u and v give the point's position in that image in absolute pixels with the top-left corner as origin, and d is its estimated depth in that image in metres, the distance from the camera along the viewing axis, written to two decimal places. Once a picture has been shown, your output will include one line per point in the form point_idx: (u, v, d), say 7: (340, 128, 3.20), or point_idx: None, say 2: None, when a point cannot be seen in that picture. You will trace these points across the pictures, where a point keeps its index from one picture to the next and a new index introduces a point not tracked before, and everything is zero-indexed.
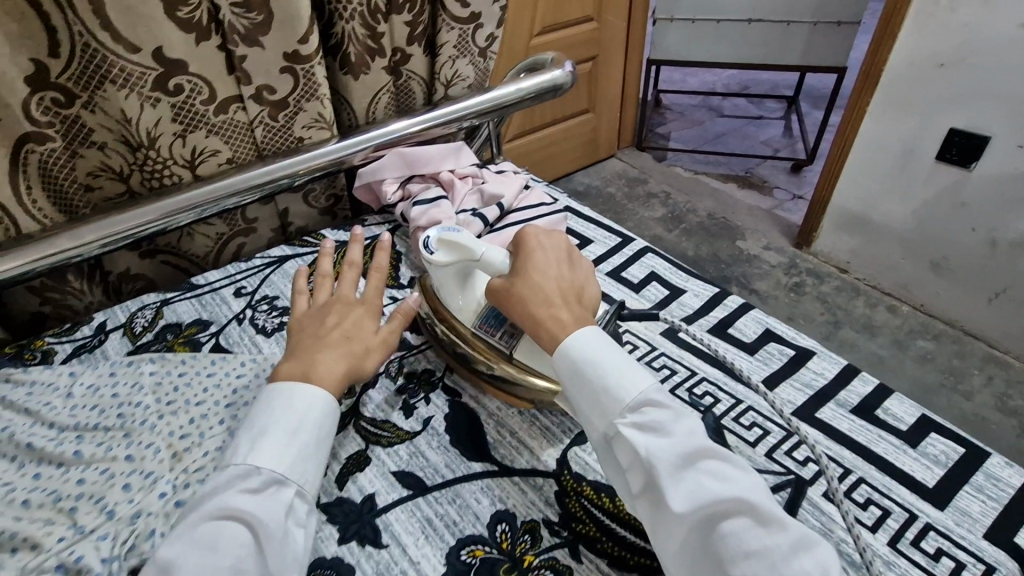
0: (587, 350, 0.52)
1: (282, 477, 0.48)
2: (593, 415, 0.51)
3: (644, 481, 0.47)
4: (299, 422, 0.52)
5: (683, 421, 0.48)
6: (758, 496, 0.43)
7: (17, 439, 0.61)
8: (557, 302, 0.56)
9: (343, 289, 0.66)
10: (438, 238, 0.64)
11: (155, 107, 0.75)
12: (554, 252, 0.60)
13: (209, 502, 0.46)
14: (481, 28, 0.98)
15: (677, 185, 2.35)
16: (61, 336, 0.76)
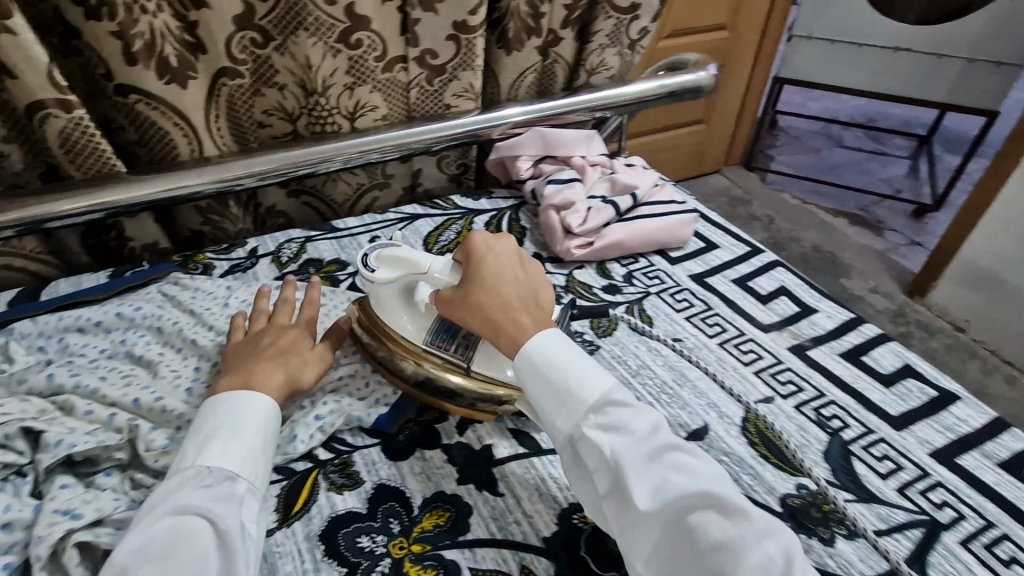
0: (550, 354, 0.51)
1: (232, 474, 0.46)
2: (554, 417, 0.49)
3: (611, 480, 0.45)
4: (248, 425, 0.49)
5: (647, 417, 0.47)
6: (726, 490, 0.42)
7: (184, 334, 0.66)
8: (519, 305, 0.54)
9: (276, 316, 0.63)
10: (375, 254, 0.60)
11: (334, 58, 0.81)
12: (503, 253, 0.58)
13: (164, 502, 0.43)
14: (636, 20, 0.98)
15: (785, 211, 2.24)
16: (219, 253, 0.84)
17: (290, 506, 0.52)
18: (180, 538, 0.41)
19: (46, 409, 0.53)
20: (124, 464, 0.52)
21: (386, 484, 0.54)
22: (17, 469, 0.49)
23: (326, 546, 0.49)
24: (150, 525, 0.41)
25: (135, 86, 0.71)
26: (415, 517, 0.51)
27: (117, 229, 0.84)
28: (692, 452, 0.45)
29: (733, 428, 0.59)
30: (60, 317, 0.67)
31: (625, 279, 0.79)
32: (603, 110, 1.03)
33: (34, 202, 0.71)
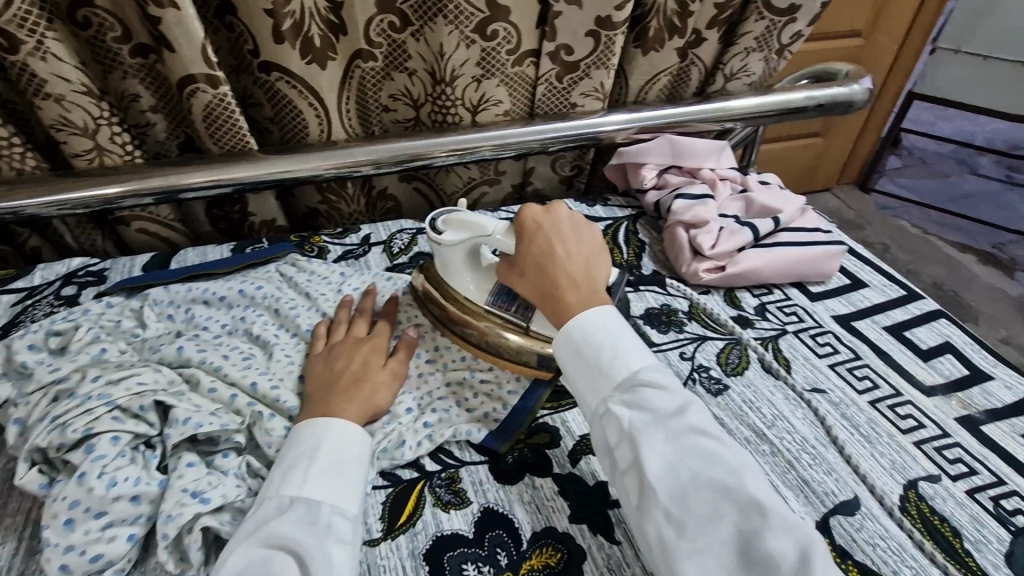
0: (589, 329, 0.49)
1: (316, 505, 0.44)
2: (585, 391, 0.48)
3: (626, 458, 0.43)
4: (329, 451, 0.47)
5: (675, 397, 0.44)
6: (745, 482, 0.39)
7: (299, 318, 0.66)
8: (565, 280, 0.53)
9: (351, 329, 0.61)
10: (440, 218, 0.60)
11: (467, 48, 0.78)
12: (554, 224, 0.56)
13: (253, 536, 0.42)
14: (793, 24, 0.89)
15: (907, 242, 2.02)
16: (334, 237, 0.84)
17: (395, 517, 0.50)
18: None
19: (174, 381, 0.54)
20: (240, 447, 0.52)
21: (493, 509, 0.51)
22: (145, 440, 0.49)
23: (432, 569, 0.46)
24: (241, 558, 0.40)
25: (278, 64, 0.72)
26: (524, 553, 0.48)
27: (242, 203, 0.86)
28: (716, 437, 0.42)
29: (890, 507, 0.51)
30: (189, 288, 0.68)
31: (756, 312, 0.71)
32: (735, 121, 0.94)
33: (174, 171, 0.74)
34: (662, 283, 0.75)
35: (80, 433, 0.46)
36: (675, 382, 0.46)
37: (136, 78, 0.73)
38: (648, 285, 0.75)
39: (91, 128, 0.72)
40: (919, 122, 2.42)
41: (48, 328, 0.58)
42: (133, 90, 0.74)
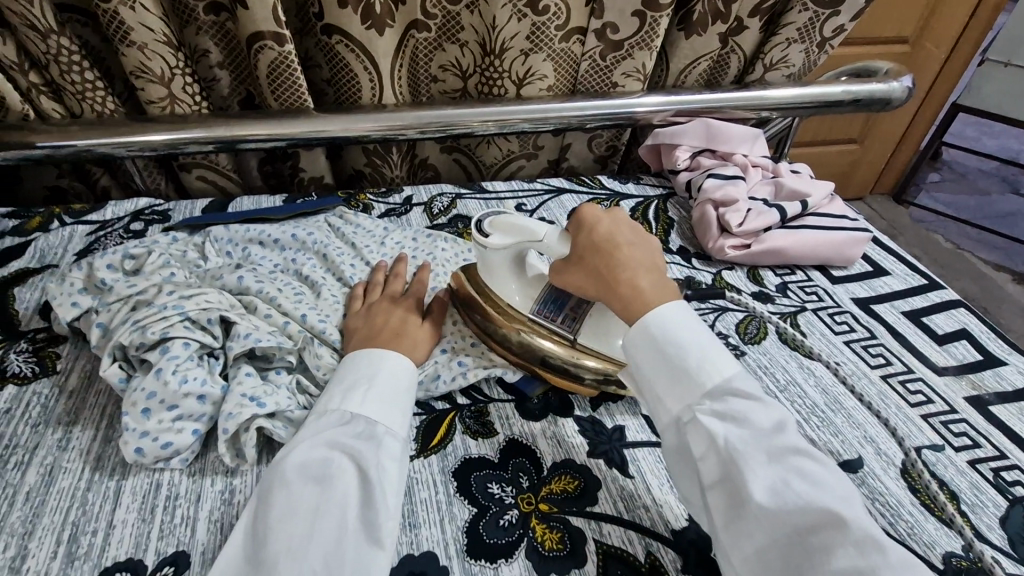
0: (674, 329, 0.48)
1: (372, 423, 0.48)
2: (666, 396, 0.47)
3: (720, 471, 0.42)
4: (385, 379, 0.51)
5: (770, 414, 0.44)
6: (856, 514, 0.39)
7: (345, 263, 0.71)
8: (639, 271, 0.52)
9: (387, 293, 0.63)
10: (490, 221, 0.59)
11: (518, 22, 0.82)
12: (616, 221, 0.55)
13: (316, 438, 0.46)
14: (836, 17, 0.90)
15: (937, 253, 2.00)
16: (378, 197, 0.88)
17: (428, 440, 0.54)
18: (329, 473, 0.44)
19: (235, 305, 0.59)
20: (291, 367, 0.57)
21: (517, 440, 0.55)
22: (210, 350, 0.55)
23: (458, 483, 0.51)
24: (305, 451, 0.45)
25: (340, 28, 0.77)
26: (544, 479, 0.52)
27: (294, 159, 0.91)
28: (814, 460, 0.42)
29: (892, 469, 0.54)
30: (247, 229, 0.73)
31: (778, 289, 0.74)
32: (774, 110, 0.96)
33: (235, 123, 0.79)
34: (688, 257, 0.78)
35: (158, 335, 0.52)
36: (765, 397, 0.46)
37: (207, 33, 0.79)
38: (674, 259, 0.78)
39: (167, 77, 0.78)
40: (960, 135, 2.38)
41: (124, 251, 0.63)
42: (205, 45, 0.80)
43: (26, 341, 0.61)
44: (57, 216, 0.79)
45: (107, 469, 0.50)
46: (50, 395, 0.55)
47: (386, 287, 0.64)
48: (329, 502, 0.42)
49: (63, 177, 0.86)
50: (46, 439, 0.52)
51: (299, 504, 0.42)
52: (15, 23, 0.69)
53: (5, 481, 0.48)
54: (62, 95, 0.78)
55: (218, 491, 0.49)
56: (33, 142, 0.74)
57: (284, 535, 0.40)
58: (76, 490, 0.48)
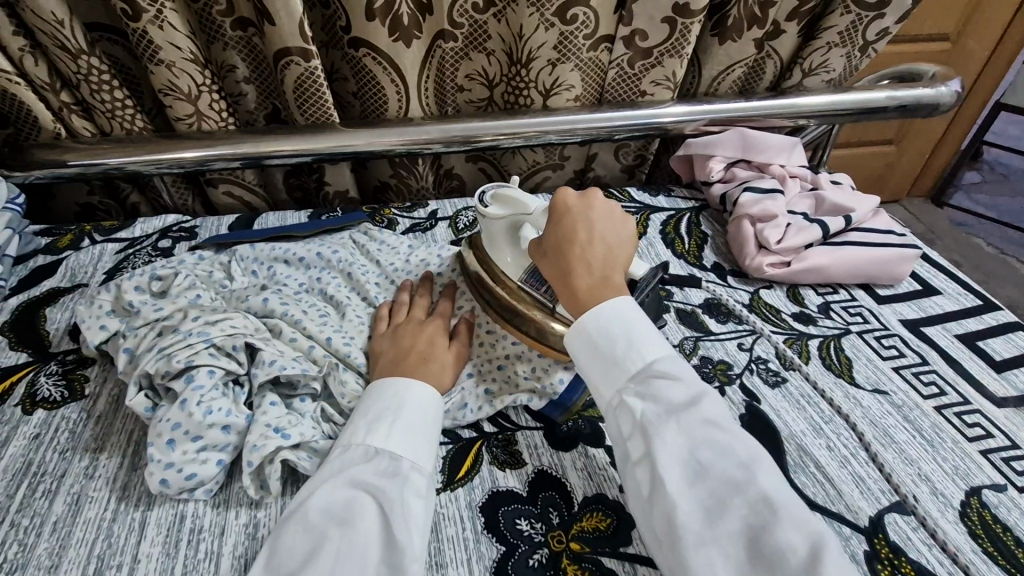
0: (606, 320, 0.49)
1: (397, 457, 0.47)
2: (599, 380, 0.48)
3: (636, 447, 0.44)
4: (410, 411, 0.50)
5: (688, 388, 0.44)
6: (753, 479, 0.40)
7: (369, 283, 0.70)
8: (585, 267, 0.52)
9: (412, 311, 0.62)
10: (489, 194, 0.62)
11: (547, 31, 0.80)
12: (578, 210, 0.55)
13: (339, 477, 0.45)
14: (879, 19, 0.86)
15: (981, 260, 1.91)
16: (403, 211, 0.87)
17: (454, 471, 0.53)
18: (352, 514, 0.42)
19: (259, 329, 0.59)
20: (316, 393, 0.56)
21: (546, 472, 0.53)
22: (235, 377, 0.54)
23: (486, 520, 0.49)
24: (328, 493, 0.43)
25: (368, 40, 0.76)
26: (575, 515, 0.50)
27: (319, 173, 0.91)
28: (726, 429, 0.43)
29: (950, 511, 0.50)
30: (272, 247, 0.72)
31: (820, 310, 0.70)
32: (812, 118, 0.92)
33: (260, 140, 0.78)
34: (724, 275, 0.75)
35: (182, 364, 0.51)
36: (690, 373, 0.46)
37: (235, 49, 0.79)
38: (708, 277, 0.75)
39: (194, 94, 0.77)
40: (1004, 134, 2.28)
41: (151, 273, 0.63)
42: (231, 61, 0.80)
43: (56, 363, 0.61)
44: (87, 233, 0.80)
45: (133, 498, 0.49)
46: (78, 419, 0.55)
47: (414, 307, 0.63)
48: (355, 545, 0.41)
49: (93, 195, 0.87)
50: (73, 466, 0.51)
51: (329, 553, 0.40)
52: (47, 43, 0.69)
53: (33, 510, 0.48)
54: (92, 114, 0.78)
55: (242, 525, 0.48)
56: (65, 162, 0.75)
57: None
58: (102, 521, 0.48)
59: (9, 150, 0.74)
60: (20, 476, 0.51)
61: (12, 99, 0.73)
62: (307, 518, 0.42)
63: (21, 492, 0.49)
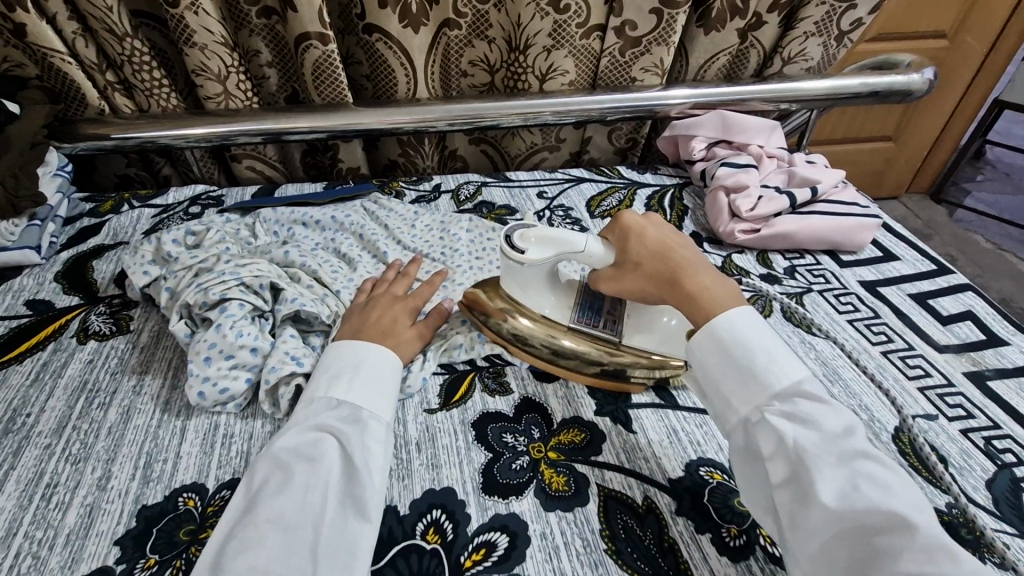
0: (740, 332, 0.49)
1: (358, 407, 0.51)
2: (733, 396, 0.48)
3: (785, 469, 0.43)
4: (368, 369, 0.54)
5: (840, 418, 0.44)
6: (926, 523, 0.38)
7: (377, 242, 0.77)
8: (696, 273, 0.53)
9: (392, 286, 0.65)
10: (518, 235, 0.60)
11: (543, 20, 0.88)
12: (663, 225, 0.58)
13: (303, 424, 0.49)
14: (852, 11, 0.93)
15: (977, 252, 1.93)
16: (410, 185, 0.95)
17: (450, 395, 0.60)
18: (318, 453, 0.47)
19: (281, 275, 0.67)
20: (329, 331, 0.64)
21: (531, 398, 0.60)
22: (261, 312, 0.62)
23: (476, 433, 0.56)
24: (295, 437, 0.48)
25: (379, 27, 0.84)
26: (554, 432, 0.57)
27: (333, 151, 0.99)
28: (883, 466, 0.42)
29: (884, 434, 0.57)
30: (292, 211, 0.80)
31: (786, 272, 0.77)
32: (794, 103, 0.99)
33: (282, 116, 0.87)
34: (700, 242, 0.83)
35: (217, 296, 0.60)
36: (835, 401, 0.46)
37: (259, 35, 0.87)
38: None
39: (223, 74, 0.86)
40: (1003, 133, 2.31)
41: (187, 228, 0.71)
42: (256, 46, 0.88)
43: (104, 304, 0.70)
44: (126, 200, 0.89)
45: (175, 410, 0.57)
46: (124, 349, 0.64)
47: (394, 281, 0.66)
48: (319, 479, 0.45)
49: (131, 166, 0.96)
50: (123, 385, 0.60)
51: (295, 485, 0.44)
52: (96, 26, 0.78)
53: (90, 418, 0.57)
54: (133, 92, 0.87)
55: (266, 432, 0.56)
56: (107, 134, 0.83)
57: (282, 511, 0.43)
58: (149, 427, 0.56)
59: (59, 123, 0.83)
60: (77, 392, 0.59)
61: (64, 76, 0.82)
62: (274, 457, 0.47)
63: (80, 404, 0.58)
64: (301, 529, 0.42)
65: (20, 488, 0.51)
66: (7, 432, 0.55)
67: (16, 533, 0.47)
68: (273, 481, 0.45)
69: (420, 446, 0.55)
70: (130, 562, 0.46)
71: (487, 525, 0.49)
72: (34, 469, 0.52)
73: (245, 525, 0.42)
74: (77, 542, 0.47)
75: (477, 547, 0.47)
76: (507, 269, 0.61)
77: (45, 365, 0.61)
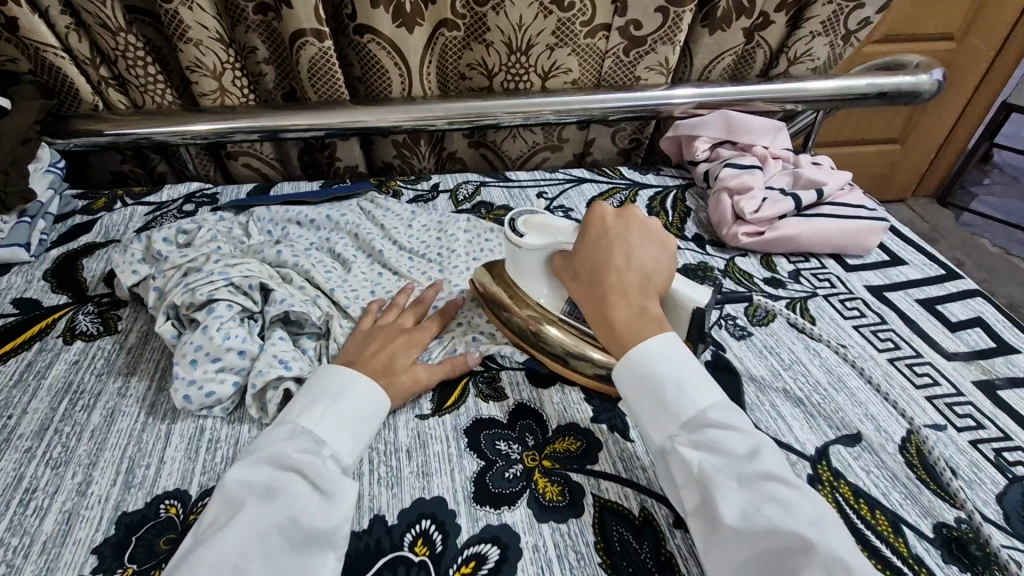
0: (653, 360, 0.47)
1: (321, 442, 0.46)
2: (648, 423, 0.46)
3: (695, 497, 0.42)
4: (347, 400, 0.49)
5: (747, 440, 0.43)
6: (828, 541, 0.37)
7: (372, 242, 0.75)
8: (620, 303, 0.51)
9: (400, 317, 0.62)
10: (523, 221, 0.61)
11: (545, 18, 0.86)
12: (614, 238, 0.55)
13: (261, 455, 0.44)
14: (860, 10, 0.92)
15: (984, 257, 1.90)
16: (408, 184, 0.94)
17: (444, 400, 0.59)
18: (275, 487, 0.42)
19: (272, 275, 0.65)
20: (320, 333, 0.62)
21: (526, 404, 0.59)
22: (250, 313, 0.61)
23: (469, 440, 0.55)
24: (251, 468, 0.43)
25: (373, 26, 0.82)
26: (550, 439, 0.55)
27: (331, 150, 0.98)
28: (792, 484, 0.40)
29: (890, 444, 0.55)
30: (286, 210, 0.79)
31: (790, 276, 0.76)
32: (800, 103, 0.97)
33: (278, 114, 0.85)
34: (702, 244, 0.81)
35: (205, 296, 0.59)
36: (746, 422, 0.44)
37: (256, 32, 0.86)
38: (688, 246, 0.80)
39: (218, 71, 0.85)
40: (1011, 138, 2.28)
41: (178, 227, 0.70)
42: (253, 43, 0.87)
43: (93, 303, 0.68)
44: (119, 197, 0.87)
45: (160, 413, 0.56)
46: (112, 349, 0.63)
47: (402, 311, 0.63)
48: (276, 518, 0.40)
49: (125, 163, 0.95)
50: (108, 386, 0.59)
51: (246, 520, 0.39)
52: (90, 21, 0.77)
53: (73, 421, 0.55)
54: (127, 89, 0.86)
55: (252, 437, 0.54)
56: (100, 131, 0.82)
57: (229, 551, 0.37)
58: (133, 430, 0.54)
59: (52, 119, 0.81)
60: (61, 393, 0.58)
61: (55, 71, 0.81)
62: (225, 489, 0.41)
63: (63, 406, 0.56)
64: (249, 574, 0.37)
65: None
66: None
67: None
68: (221, 519, 0.40)
69: (411, 453, 0.53)
70: (108, 572, 0.44)
71: (479, 536, 0.47)
72: (13, 473, 0.51)
73: (184, 568, 0.37)
74: (54, 550, 0.45)
75: (467, 560, 0.45)
76: (510, 256, 0.62)
77: (30, 365, 0.60)
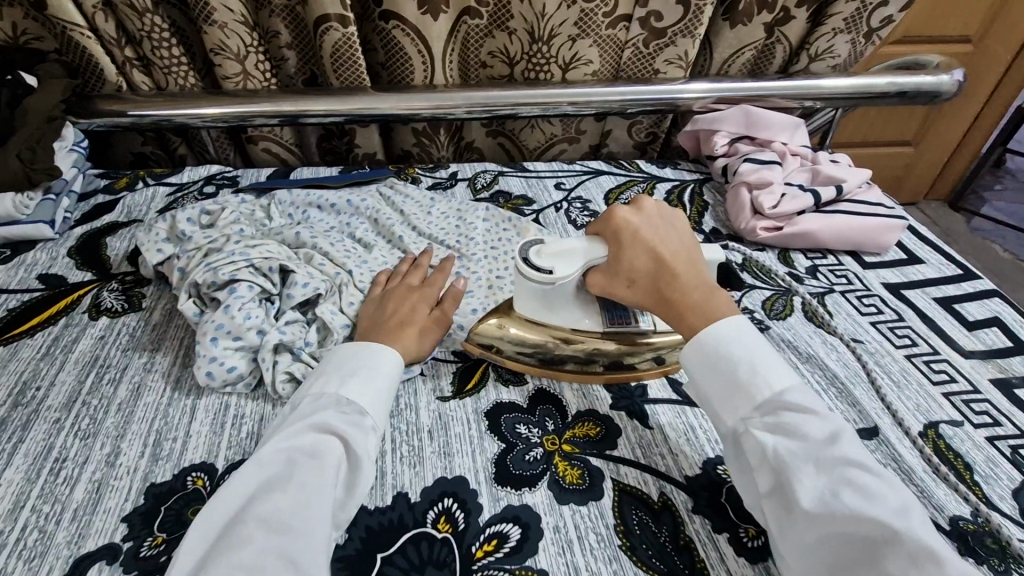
0: (727, 344, 0.48)
1: (366, 412, 0.48)
2: (720, 406, 0.48)
3: (771, 478, 0.43)
4: (384, 376, 0.51)
5: (825, 425, 0.44)
6: (913, 528, 0.37)
7: (394, 229, 0.75)
8: (682, 283, 0.53)
9: (409, 278, 0.62)
10: (535, 255, 0.56)
11: (568, 9, 0.86)
12: (649, 223, 0.56)
13: (307, 421, 0.46)
14: (883, 8, 0.91)
15: (997, 262, 1.88)
16: (426, 172, 0.94)
17: (464, 384, 0.59)
18: (322, 454, 0.44)
19: (292, 257, 0.66)
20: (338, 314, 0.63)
21: (546, 389, 0.59)
22: (269, 295, 0.61)
23: (490, 422, 0.55)
24: (300, 434, 0.45)
25: (400, 11, 0.83)
26: (569, 424, 0.56)
27: (349, 136, 0.98)
28: (870, 472, 0.41)
29: (906, 438, 0.56)
30: (307, 194, 0.79)
31: (808, 271, 0.76)
32: (819, 101, 0.96)
33: (299, 98, 0.85)
34: (720, 239, 0.81)
35: (227, 276, 0.60)
36: (824, 408, 0.45)
37: (279, 17, 0.86)
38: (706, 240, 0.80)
39: (241, 54, 0.85)
40: None
41: (201, 208, 0.71)
42: (276, 28, 0.87)
43: (117, 281, 0.69)
44: (141, 177, 0.88)
45: (185, 388, 0.57)
46: (136, 326, 0.63)
47: (409, 274, 0.63)
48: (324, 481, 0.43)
49: (147, 145, 0.96)
50: (134, 361, 0.59)
51: (299, 483, 0.42)
52: (118, 2, 0.78)
53: (101, 394, 0.56)
54: (151, 69, 0.87)
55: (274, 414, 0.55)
56: (122, 112, 0.82)
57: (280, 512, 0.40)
58: (159, 404, 0.55)
59: (76, 98, 0.82)
60: (89, 366, 0.59)
61: (82, 51, 0.82)
62: (275, 453, 0.43)
63: (90, 379, 0.57)
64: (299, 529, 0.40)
65: (30, 461, 0.50)
66: (17, 406, 0.54)
67: (25, 506, 0.47)
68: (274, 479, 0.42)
69: (433, 433, 0.54)
70: (138, 539, 0.45)
71: (500, 515, 0.48)
72: (44, 443, 0.52)
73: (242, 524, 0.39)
74: (85, 517, 0.46)
75: (488, 538, 0.46)
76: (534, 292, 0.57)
77: (57, 339, 0.61)
